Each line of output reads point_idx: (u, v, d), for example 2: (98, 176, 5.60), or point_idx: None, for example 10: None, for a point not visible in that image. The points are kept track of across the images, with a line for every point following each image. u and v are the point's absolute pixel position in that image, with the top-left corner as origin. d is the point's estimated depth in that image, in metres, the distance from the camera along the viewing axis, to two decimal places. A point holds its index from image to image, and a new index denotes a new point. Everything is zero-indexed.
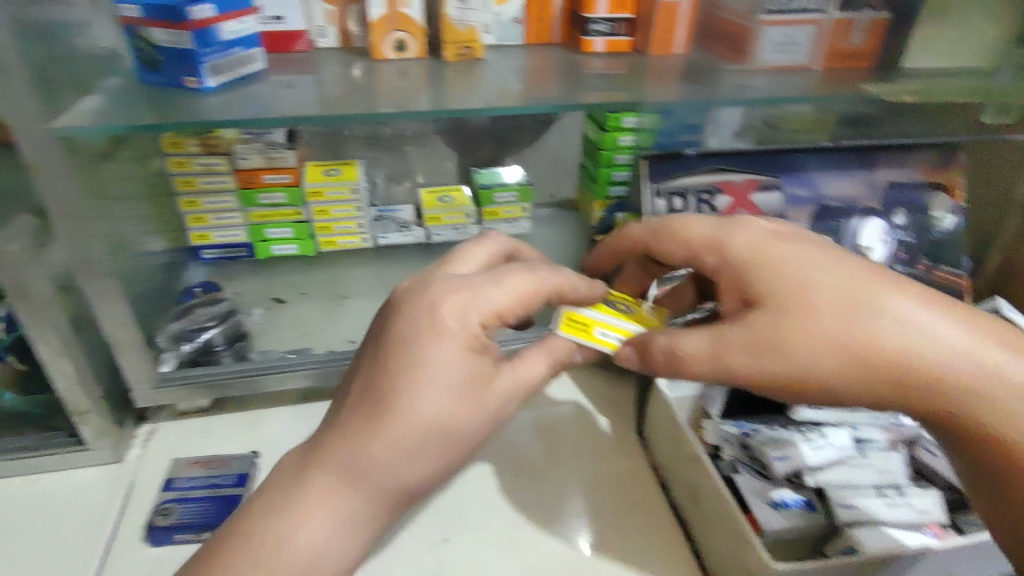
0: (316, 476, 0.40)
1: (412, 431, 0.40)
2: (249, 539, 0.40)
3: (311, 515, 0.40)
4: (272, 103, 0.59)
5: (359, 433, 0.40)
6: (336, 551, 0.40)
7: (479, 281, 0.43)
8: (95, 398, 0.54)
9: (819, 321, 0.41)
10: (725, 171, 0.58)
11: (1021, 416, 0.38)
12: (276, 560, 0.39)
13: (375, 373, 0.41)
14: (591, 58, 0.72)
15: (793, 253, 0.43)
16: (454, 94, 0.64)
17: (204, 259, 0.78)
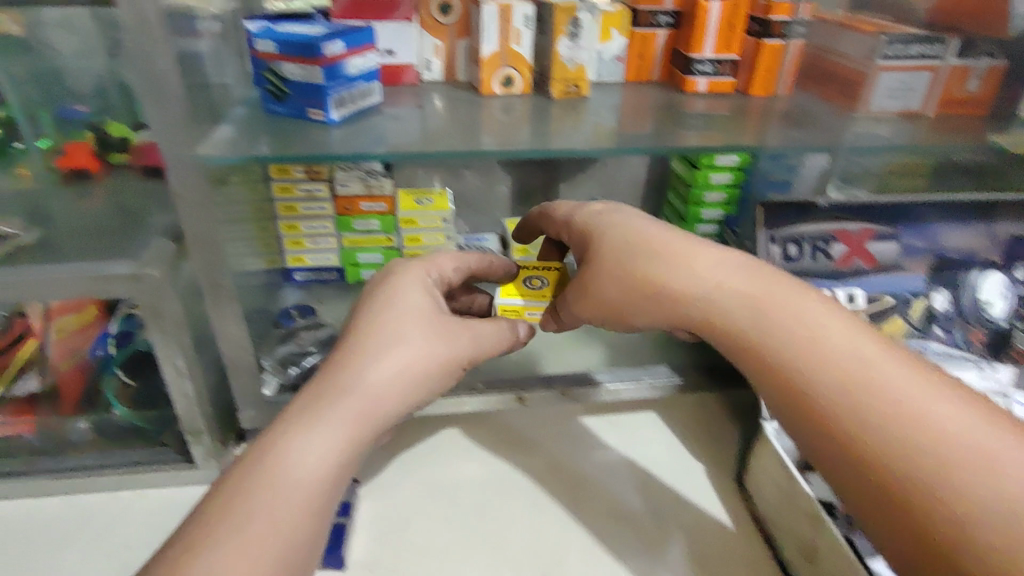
0: (303, 398, 0.40)
1: (394, 339, 0.43)
2: (248, 464, 0.36)
3: (304, 431, 0.38)
4: (388, 136, 0.60)
5: (349, 350, 0.42)
6: (323, 476, 0.37)
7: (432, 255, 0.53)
8: (209, 418, 0.56)
9: (613, 268, 0.47)
10: (843, 220, 0.57)
11: (815, 343, 0.38)
12: (269, 474, 0.36)
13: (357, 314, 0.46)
14: (693, 98, 0.71)
15: (613, 221, 0.50)
16: (561, 131, 0.65)
17: (296, 281, 0.80)
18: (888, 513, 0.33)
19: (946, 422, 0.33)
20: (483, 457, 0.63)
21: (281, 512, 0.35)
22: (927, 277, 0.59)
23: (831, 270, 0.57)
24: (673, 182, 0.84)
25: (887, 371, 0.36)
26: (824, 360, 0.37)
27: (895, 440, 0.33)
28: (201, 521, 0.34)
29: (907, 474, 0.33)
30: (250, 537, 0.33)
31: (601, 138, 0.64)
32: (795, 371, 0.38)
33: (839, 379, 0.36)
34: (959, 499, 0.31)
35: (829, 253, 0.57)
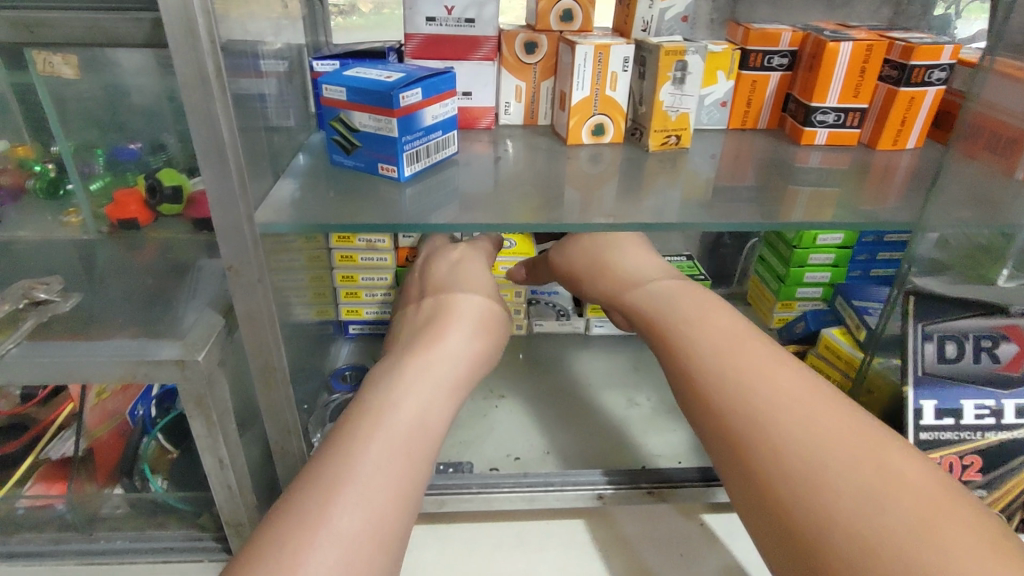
0: (408, 363, 0.43)
1: (468, 312, 0.50)
2: (369, 414, 0.38)
3: (414, 386, 0.41)
4: (464, 191, 0.53)
5: (430, 328, 0.48)
6: (436, 422, 0.40)
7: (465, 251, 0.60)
8: (250, 511, 0.49)
9: (609, 258, 0.55)
10: (1015, 313, 0.46)
11: (703, 333, 0.43)
12: (393, 418, 0.38)
13: (428, 306, 0.52)
14: (809, 151, 0.63)
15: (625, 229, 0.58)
16: (657, 189, 0.56)
17: (350, 334, 0.75)
18: (731, 451, 0.38)
19: (796, 391, 0.38)
20: (554, 564, 0.54)
21: (403, 450, 0.37)
22: None
23: (997, 376, 0.46)
24: (772, 238, 0.75)
25: (763, 355, 0.41)
26: (711, 333, 0.43)
27: (754, 417, 0.37)
28: (327, 463, 0.35)
29: (767, 444, 0.36)
30: (370, 474, 0.35)
31: (705, 198, 0.55)
32: (687, 348, 0.43)
33: (718, 347, 0.42)
34: (786, 441, 0.35)
35: (995, 355, 0.46)
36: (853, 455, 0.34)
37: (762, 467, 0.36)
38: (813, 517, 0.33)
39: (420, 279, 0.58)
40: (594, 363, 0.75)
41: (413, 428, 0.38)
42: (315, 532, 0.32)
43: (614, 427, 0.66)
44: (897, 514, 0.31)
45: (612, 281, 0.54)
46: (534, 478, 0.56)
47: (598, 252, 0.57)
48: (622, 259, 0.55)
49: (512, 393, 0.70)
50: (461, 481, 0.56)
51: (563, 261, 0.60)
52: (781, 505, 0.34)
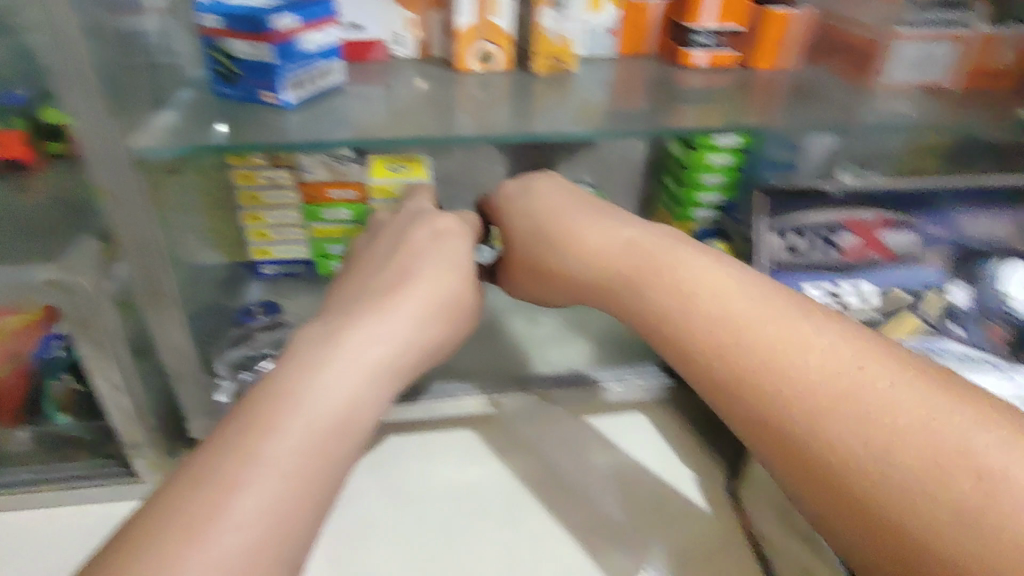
0: (346, 336, 0.36)
1: (420, 293, 0.43)
2: (284, 385, 0.33)
3: (344, 364, 0.35)
4: (349, 118, 0.55)
5: (372, 305, 0.40)
6: (369, 407, 0.35)
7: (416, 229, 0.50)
8: (149, 432, 0.54)
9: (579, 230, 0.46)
10: (853, 206, 0.51)
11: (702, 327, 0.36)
12: (318, 398, 0.33)
13: (380, 265, 0.47)
14: (689, 73, 0.64)
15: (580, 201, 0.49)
16: (540, 110, 0.59)
17: (262, 275, 0.76)
18: (786, 461, 0.31)
19: (825, 380, 0.30)
20: (453, 465, 0.58)
21: (320, 450, 0.31)
22: (945, 269, 0.52)
23: (838, 263, 0.51)
24: (666, 161, 0.76)
25: (771, 335, 0.33)
26: (709, 312, 0.36)
27: (794, 432, 0.30)
28: (230, 452, 0.29)
29: (820, 463, 0.29)
30: (281, 467, 0.30)
31: (586, 118, 0.58)
32: (694, 352, 0.36)
33: (722, 342, 0.34)
34: (836, 445, 0.29)
35: (836, 244, 0.51)
36: (915, 453, 0.27)
37: (824, 492, 0.29)
38: (881, 520, 0.27)
39: (381, 241, 0.51)
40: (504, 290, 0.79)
41: (342, 423, 0.33)
42: (203, 531, 0.27)
43: (519, 345, 0.69)
44: (991, 522, 0.25)
45: (566, 252, 0.46)
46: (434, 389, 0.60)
47: (535, 213, 0.49)
48: (572, 220, 0.47)
49: None
50: None
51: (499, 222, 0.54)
52: (854, 506, 0.28)
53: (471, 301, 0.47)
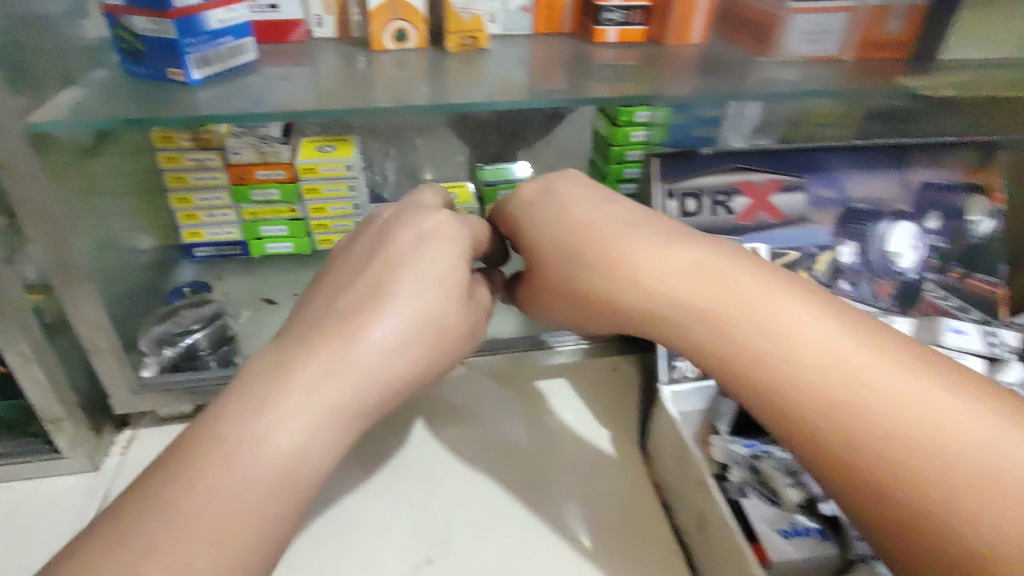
0: (293, 376, 0.37)
1: (389, 314, 0.41)
2: (218, 426, 0.36)
3: (291, 409, 0.36)
4: (260, 95, 0.56)
5: (337, 333, 0.40)
6: (319, 445, 0.37)
7: (406, 237, 0.45)
8: (68, 406, 0.54)
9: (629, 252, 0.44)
10: (748, 170, 0.53)
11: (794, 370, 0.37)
12: (252, 449, 0.35)
13: (356, 277, 0.44)
14: (601, 49, 0.67)
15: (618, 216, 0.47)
16: (452, 87, 0.61)
17: (195, 257, 0.76)
18: (867, 495, 0.34)
19: (901, 418, 0.34)
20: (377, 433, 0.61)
21: (253, 503, 0.34)
22: (834, 228, 0.55)
23: (731, 225, 0.53)
24: (597, 140, 0.77)
25: (855, 378, 0.35)
26: (793, 351, 0.37)
27: (882, 468, 0.33)
28: (162, 487, 0.34)
29: (908, 500, 0.33)
30: (213, 513, 0.33)
31: (496, 93, 0.60)
32: (771, 393, 0.37)
33: (812, 388, 0.36)
34: (940, 483, 0.32)
35: (729, 207, 0.53)
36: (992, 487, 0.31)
37: (903, 521, 0.33)
38: (952, 542, 0.31)
39: (361, 245, 0.47)
40: None
41: (276, 472, 0.35)
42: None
43: None
44: None
45: (601, 274, 0.45)
46: None
47: (561, 226, 0.48)
48: (600, 238, 0.46)
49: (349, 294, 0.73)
50: None
51: (512, 231, 0.52)
52: (907, 515, 0.32)
53: (457, 320, 0.45)
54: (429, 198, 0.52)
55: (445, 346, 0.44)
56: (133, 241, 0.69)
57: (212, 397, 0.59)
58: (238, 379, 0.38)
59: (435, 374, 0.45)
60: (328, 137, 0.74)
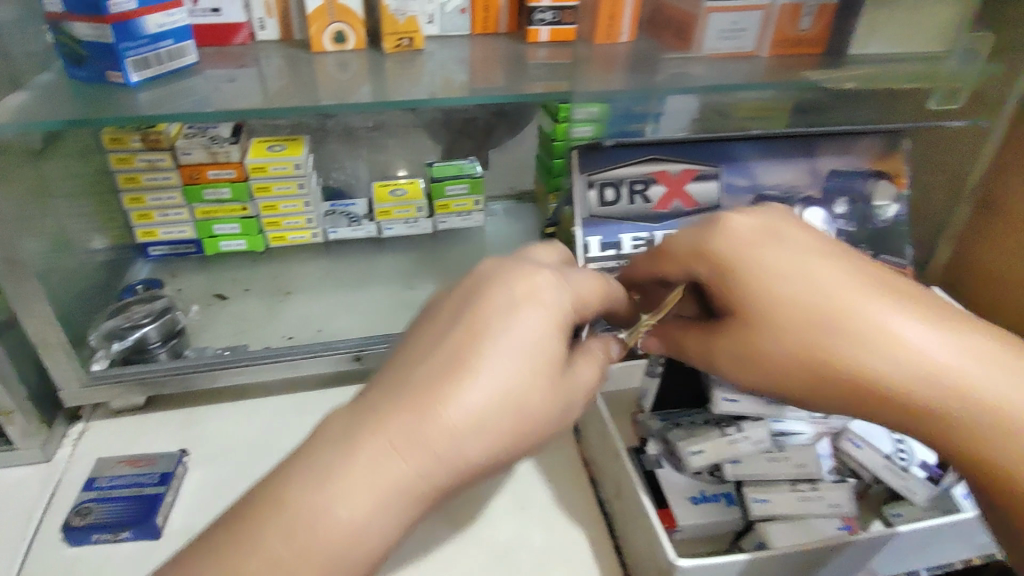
0: (360, 443, 0.31)
1: (479, 390, 0.33)
2: (269, 490, 0.32)
3: (352, 481, 0.31)
4: (204, 96, 0.59)
5: (412, 409, 0.32)
6: (379, 527, 0.31)
7: (508, 282, 0.37)
8: (20, 399, 0.56)
9: (809, 300, 0.39)
10: (664, 161, 0.56)
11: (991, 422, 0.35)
12: (304, 526, 0.30)
13: (435, 340, 0.35)
14: (535, 48, 0.71)
15: (791, 250, 0.40)
16: (391, 86, 0.63)
17: (151, 256, 0.78)
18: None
19: None
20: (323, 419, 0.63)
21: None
22: (747, 215, 0.58)
23: (649, 213, 0.57)
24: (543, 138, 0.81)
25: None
26: (987, 400, 0.35)
27: None
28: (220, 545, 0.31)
29: None
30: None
31: (431, 91, 0.63)
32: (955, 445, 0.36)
33: (995, 438, 0.35)
34: None
35: (647, 196, 0.56)
36: None
37: None
38: None
39: (450, 301, 0.37)
40: (389, 262, 0.84)
41: (338, 547, 0.30)
42: None
43: (397, 310, 0.75)
44: None
45: (816, 331, 0.38)
46: (299, 349, 0.64)
47: (767, 274, 0.40)
48: (794, 283, 0.39)
49: (299, 288, 0.76)
50: (232, 360, 0.63)
51: (687, 265, 0.44)
52: None
53: (540, 403, 0.35)
54: (546, 254, 0.44)
55: (535, 430, 0.35)
56: (87, 242, 0.71)
57: (164, 388, 0.61)
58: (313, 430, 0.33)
59: (515, 459, 0.36)
60: (277, 138, 0.77)
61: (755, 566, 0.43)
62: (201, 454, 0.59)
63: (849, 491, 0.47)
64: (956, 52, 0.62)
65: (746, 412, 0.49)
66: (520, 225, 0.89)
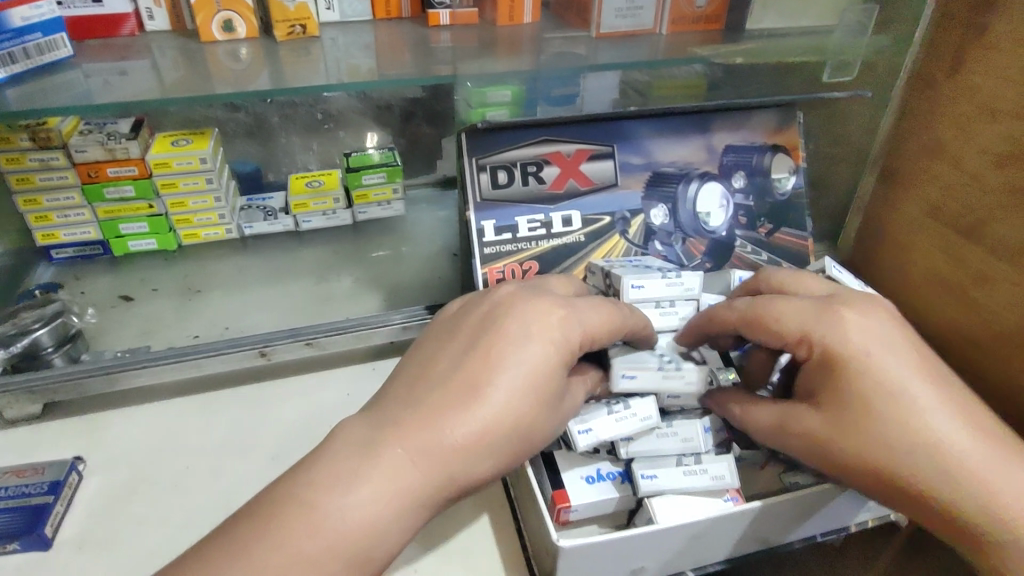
0: (382, 452, 0.38)
1: (490, 409, 0.40)
2: (292, 487, 0.38)
3: (367, 483, 0.37)
4: (86, 91, 0.57)
5: (432, 424, 0.39)
6: (389, 526, 0.37)
7: (525, 313, 0.44)
8: None
9: (890, 412, 0.42)
10: (556, 142, 0.56)
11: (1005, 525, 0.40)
12: (323, 519, 0.36)
13: (449, 366, 0.43)
14: (438, 32, 0.69)
15: (884, 362, 0.43)
16: (289, 73, 0.62)
17: (55, 259, 0.76)
18: None
19: None
20: (231, 418, 0.62)
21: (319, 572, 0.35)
22: (643, 193, 0.59)
23: (544, 194, 0.56)
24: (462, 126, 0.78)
25: None
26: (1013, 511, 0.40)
27: None
28: (238, 540, 0.36)
29: None
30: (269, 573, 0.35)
31: (324, 77, 0.61)
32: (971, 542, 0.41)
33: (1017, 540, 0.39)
34: None
35: (541, 177, 0.56)
36: None
37: None
38: None
39: (462, 333, 0.45)
40: (308, 254, 0.83)
41: (355, 546, 0.36)
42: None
43: (315, 305, 0.74)
44: None
45: (869, 442, 0.42)
46: (203, 346, 0.63)
47: (875, 378, 0.43)
48: (884, 398, 0.42)
49: (208, 286, 0.76)
50: (135, 361, 0.61)
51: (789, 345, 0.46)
52: None
53: (541, 429, 0.42)
54: (566, 287, 0.50)
55: (534, 450, 0.42)
56: None
57: (57, 394, 0.59)
58: (333, 435, 0.40)
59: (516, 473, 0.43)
60: (182, 132, 0.75)
61: (638, 540, 0.44)
62: (100, 461, 0.58)
63: (732, 464, 0.48)
64: (844, 23, 0.64)
65: (643, 390, 0.48)
66: (440, 213, 0.88)
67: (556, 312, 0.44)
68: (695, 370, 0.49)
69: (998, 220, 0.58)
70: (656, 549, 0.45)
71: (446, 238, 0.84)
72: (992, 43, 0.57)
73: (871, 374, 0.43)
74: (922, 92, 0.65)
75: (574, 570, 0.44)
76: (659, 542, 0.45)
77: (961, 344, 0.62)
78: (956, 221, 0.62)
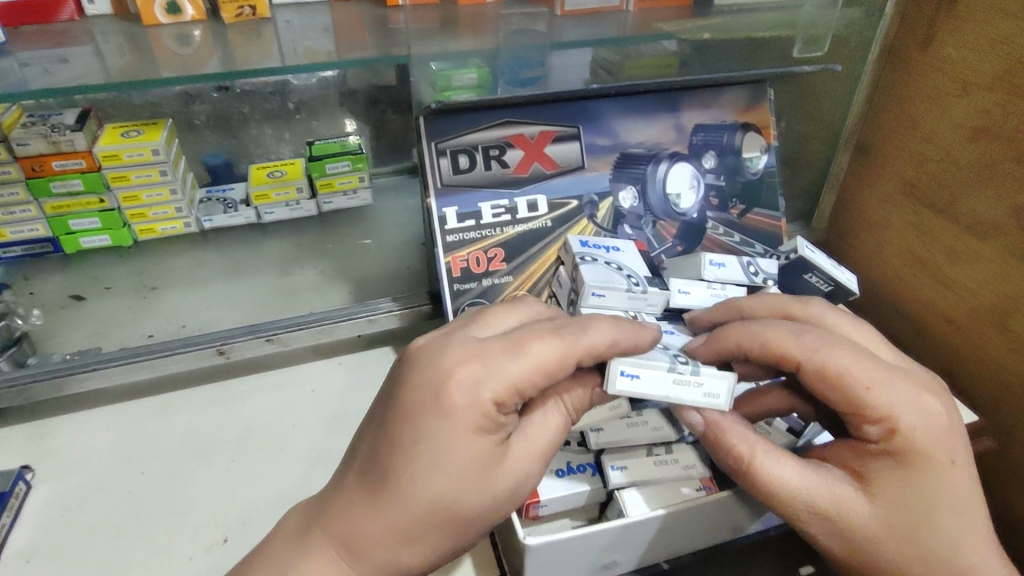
0: (313, 546, 0.37)
1: (405, 503, 0.36)
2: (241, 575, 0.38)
3: None
4: (22, 79, 0.53)
5: (353, 521, 0.37)
6: None
7: (436, 382, 0.37)
8: None
9: (943, 518, 0.37)
10: (519, 124, 0.54)
11: None
12: None
13: (370, 445, 0.38)
14: (397, 12, 0.66)
15: (953, 468, 0.38)
16: (239, 57, 0.58)
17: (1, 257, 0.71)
18: None
19: None
20: (189, 420, 0.60)
21: None
22: (611, 175, 0.57)
23: (507, 178, 0.54)
24: None
25: None
26: None
27: None
28: None
29: None
30: None
31: (276, 60, 0.58)
32: None
33: None
34: None
35: (504, 161, 0.54)
36: None
37: None
38: None
39: (382, 399, 0.40)
40: (270, 248, 0.80)
41: None
42: None
43: (278, 300, 0.71)
44: None
45: (910, 537, 0.37)
46: (158, 346, 0.60)
47: (941, 478, 0.38)
48: (946, 511, 0.37)
49: (164, 284, 0.73)
50: (82, 367, 0.58)
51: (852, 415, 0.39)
52: None
53: (473, 506, 0.37)
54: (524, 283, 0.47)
55: (475, 525, 0.38)
56: None
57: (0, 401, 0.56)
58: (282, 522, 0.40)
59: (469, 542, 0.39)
60: (132, 122, 0.71)
61: (607, 534, 0.42)
62: (49, 470, 0.55)
63: (701, 452, 0.47)
64: None
65: (644, 392, 0.41)
66: (407, 201, 0.85)
67: (466, 374, 0.37)
68: (716, 380, 0.42)
69: (971, 192, 0.57)
70: (626, 542, 0.44)
71: (413, 228, 0.81)
72: (964, 12, 0.55)
73: (940, 475, 0.38)
74: (894, 65, 0.63)
75: (542, 567, 0.42)
76: (629, 536, 0.43)
77: (934, 320, 0.62)
78: (928, 199, 0.61)
